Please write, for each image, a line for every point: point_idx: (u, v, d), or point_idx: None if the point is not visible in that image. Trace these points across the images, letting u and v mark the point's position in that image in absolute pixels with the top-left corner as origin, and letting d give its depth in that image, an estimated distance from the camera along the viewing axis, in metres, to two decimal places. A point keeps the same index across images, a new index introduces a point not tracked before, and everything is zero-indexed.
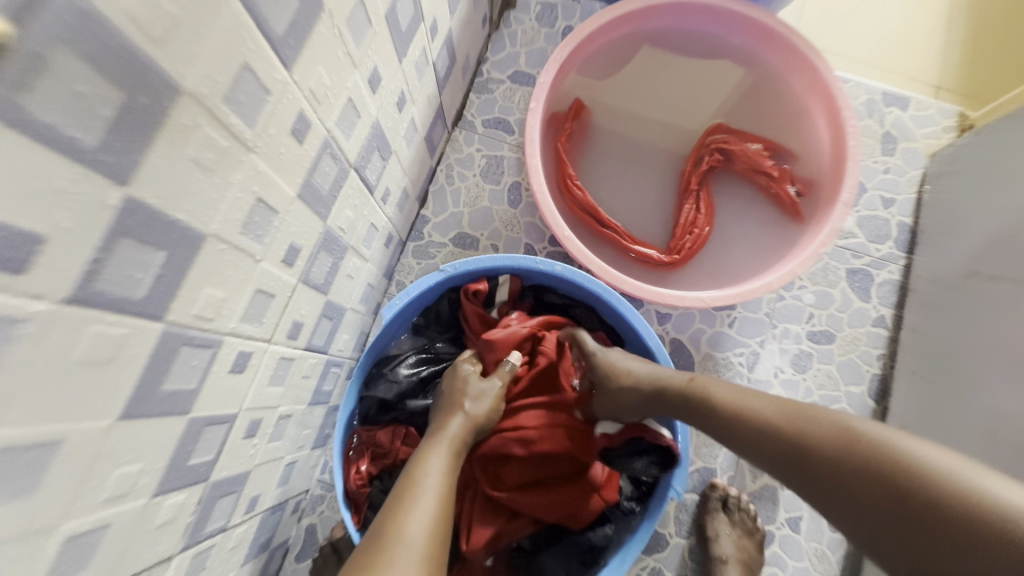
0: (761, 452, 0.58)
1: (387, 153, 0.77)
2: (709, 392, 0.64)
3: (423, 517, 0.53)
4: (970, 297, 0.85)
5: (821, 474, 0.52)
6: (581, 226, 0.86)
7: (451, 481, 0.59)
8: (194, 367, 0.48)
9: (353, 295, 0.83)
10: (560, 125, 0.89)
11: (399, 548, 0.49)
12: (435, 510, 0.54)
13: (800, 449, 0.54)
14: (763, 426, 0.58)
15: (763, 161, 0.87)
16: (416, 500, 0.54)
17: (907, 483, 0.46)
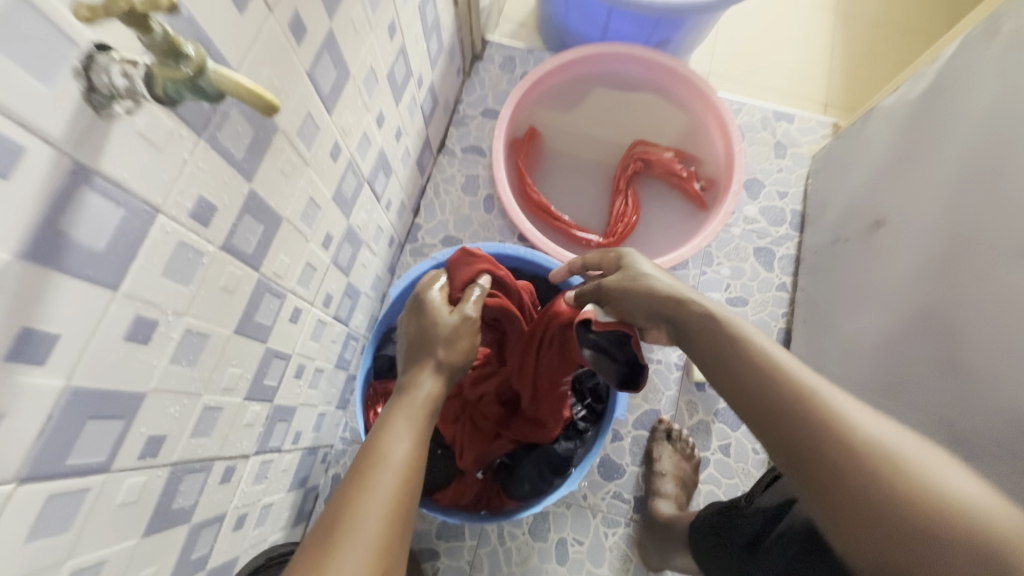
0: (749, 384, 0.54)
1: (389, 172, 1.03)
2: (766, 363, 0.54)
3: (390, 483, 0.50)
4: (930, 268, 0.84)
5: (803, 412, 0.50)
6: (539, 221, 1.13)
7: (419, 451, 0.55)
8: (271, 309, 0.72)
9: (367, 281, 1.08)
10: (519, 146, 1.17)
11: (353, 531, 0.46)
12: (401, 476, 0.51)
13: (790, 389, 0.51)
14: (774, 364, 0.53)
15: (674, 166, 1.14)
16: (373, 482, 0.50)
17: (917, 494, 0.45)
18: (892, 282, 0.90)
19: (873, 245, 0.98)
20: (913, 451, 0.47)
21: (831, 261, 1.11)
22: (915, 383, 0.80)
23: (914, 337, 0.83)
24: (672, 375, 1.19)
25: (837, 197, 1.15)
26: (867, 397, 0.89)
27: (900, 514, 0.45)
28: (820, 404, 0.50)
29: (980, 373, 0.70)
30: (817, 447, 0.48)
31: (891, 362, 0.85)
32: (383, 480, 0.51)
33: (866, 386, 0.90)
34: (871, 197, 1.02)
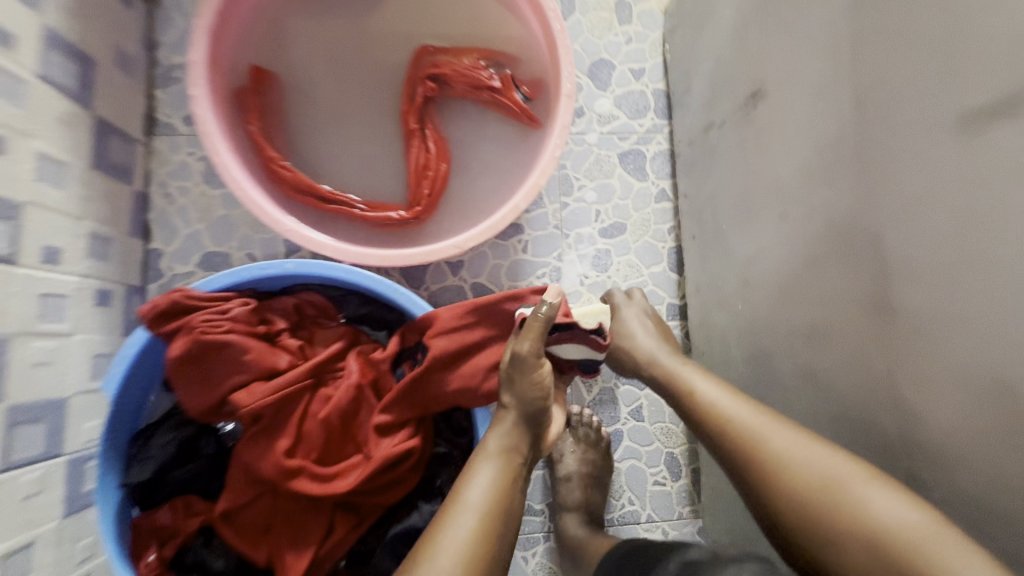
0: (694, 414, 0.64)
1: (12, 209, 0.62)
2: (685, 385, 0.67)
3: (474, 521, 0.53)
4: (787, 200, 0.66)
5: (721, 438, 0.60)
6: (310, 209, 0.76)
7: (500, 493, 0.56)
8: None
9: (72, 379, 0.71)
10: (245, 100, 0.75)
11: None
12: (484, 520, 0.53)
13: (721, 420, 0.60)
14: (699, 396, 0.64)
15: (479, 74, 0.78)
16: (460, 517, 0.53)
17: (812, 490, 0.51)
18: (782, 182, 0.64)
19: (753, 128, 0.70)
20: (857, 480, 0.49)
21: (710, 155, 0.84)
22: (834, 327, 0.57)
23: (823, 265, 0.58)
24: None
25: (700, 63, 0.86)
26: (780, 343, 0.66)
27: (807, 518, 0.51)
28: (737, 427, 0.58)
29: (920, 316, 0.47)
30: (737, 465, 0.58)
31: (798, 295, 0.62)
32: (466, 518, 0.53)
33: (777, 329, 0.66)
34: (741, 60, 0.72)
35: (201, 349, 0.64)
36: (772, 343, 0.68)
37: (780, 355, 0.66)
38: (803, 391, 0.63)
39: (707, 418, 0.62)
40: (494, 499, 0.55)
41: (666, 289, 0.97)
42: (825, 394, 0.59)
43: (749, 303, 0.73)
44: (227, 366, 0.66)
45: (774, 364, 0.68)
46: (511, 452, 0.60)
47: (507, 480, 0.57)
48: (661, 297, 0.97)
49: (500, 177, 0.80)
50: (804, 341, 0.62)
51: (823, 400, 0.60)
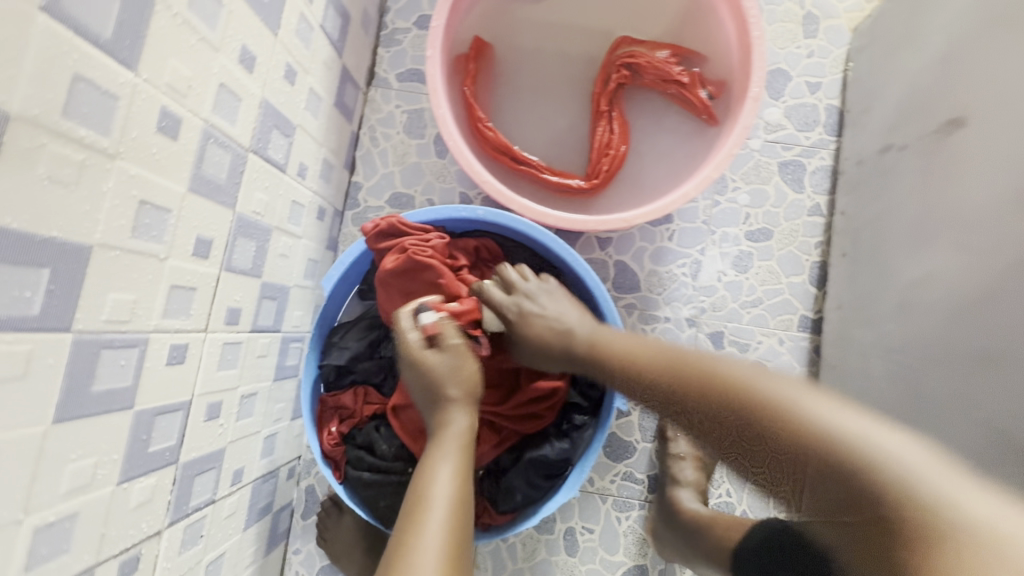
0: (687, 381, 0.62)
1: (290, 130, 0.76)
2: (692, 363, 0.64)
3: (438, 544, 0.59)
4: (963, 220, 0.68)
5: (691, 380, 0.62)
6: (500, 167, 0.87)
7: (461, 491, 0.64)
8: (124, 366, 0.52)
9: (295, 273, 0.87)
10: (463, 66, 0.87)
11: (421, 557, 0.57)
12: (445, 554, 0.58)
13: (703, 376, 0.62)
14: (682, 364, 0.64)
15: (671, 69, 0.86)
16: (426, 522, 0.60)
17: (867, 483, 0.45)
18: (980, 211, 0.66)
19: (947, 154, 0.72)
20: (828, 407, 0.53)
21: (882, 177, 0.86)
22: (1008, 355, 0.59)
23: (1002, 295, 0.61)
24: (683, 334, 1.00)
25: (889, 84, 0.87)
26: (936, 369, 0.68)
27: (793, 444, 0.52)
28: (733, 381, 0.59)
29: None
30: (718, 405, 0.59)
31: (959, 319, 0.66)
32: (427, 538, 0.59)
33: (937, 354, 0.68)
34: (943, 88, 0.74)
35: (410, 265, 0.77)
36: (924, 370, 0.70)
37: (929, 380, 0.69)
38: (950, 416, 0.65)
39: (723, 385, 0.59)
40: (452, 532, 0.61)
41: (802, 301, 0.99)
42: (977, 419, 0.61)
43: (908, 326, 0.74)
44: (423, 285, 0.78)
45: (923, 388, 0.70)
46: (461, 447, 0.67)
47: (459, 493, 0.64)
48: (796, 307, 0.99)
49: (670, 166, 0.87)
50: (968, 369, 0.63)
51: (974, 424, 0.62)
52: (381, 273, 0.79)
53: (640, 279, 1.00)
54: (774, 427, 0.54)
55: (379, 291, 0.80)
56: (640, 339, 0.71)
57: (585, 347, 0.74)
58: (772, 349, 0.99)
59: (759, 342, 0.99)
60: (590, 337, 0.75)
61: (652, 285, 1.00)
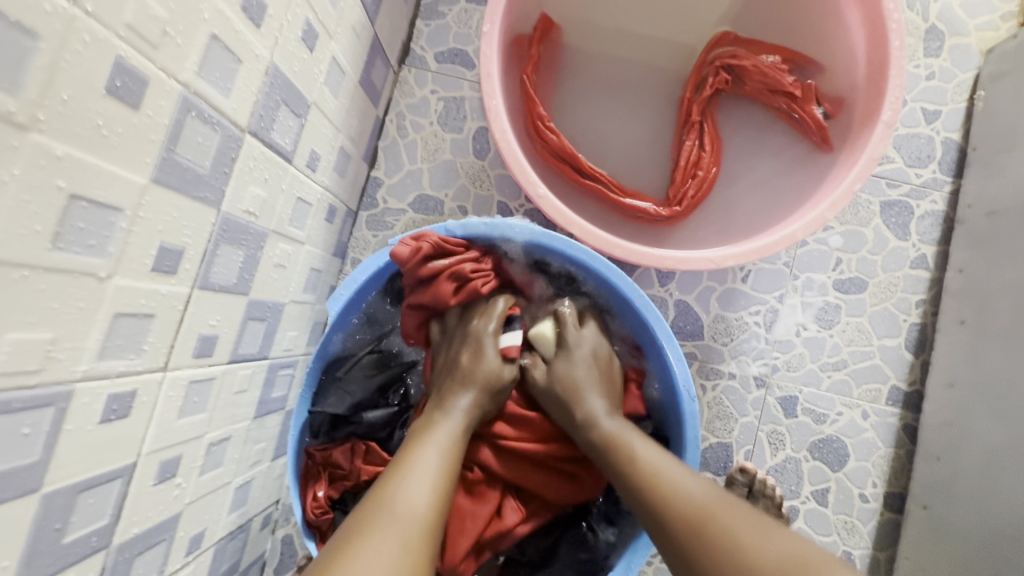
0: (667, 519, 0.52)
1: (303, 109, 0.59)
2: (692, 499, 0.52)
3: (409, 527, 0.46)
4: None
5: (689, 518, 0.50)
6: (560, 179, 0.71)
7: (444, 486, 0.52)
8: (29, 433, 0.36)
9: (292, 286, 0.70)
10: (525, 50, 0.71)
11: (386, 513, 0.47)
12: (427, 515, 0.48)
13: (686, 512, 0.51)
14: (677, 491, 0.53)
15: (782, 77, 0.69)
16: (422, 452, 0.54)
17: None
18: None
19: None
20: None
21: None
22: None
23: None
24: (749, 395, 0.83)
25: None
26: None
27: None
28: (702, 521, 0.50)
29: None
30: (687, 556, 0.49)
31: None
32: (417, 484, 0.50)
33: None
34: None
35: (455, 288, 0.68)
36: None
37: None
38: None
39: (694, 528, 0.50)
40: (438, 493, 0.51)
41: (895, 369, 0.83)
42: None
43: None
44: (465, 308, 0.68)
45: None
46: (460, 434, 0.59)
47: (451, 466, 0.54)
48: (886, 376, 0.83)
49: (768, 197, 0.71)
50: None
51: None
52: (406, 284, 0.69)
53: (703, 325, 0.83)
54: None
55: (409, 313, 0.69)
56: (629, 439, 0.60)
57: (596, 438, 0.62)
58: (853, 422, 0.83)
59: (839, 414, 0.83)
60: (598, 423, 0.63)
61: (718, 333, 0.83)
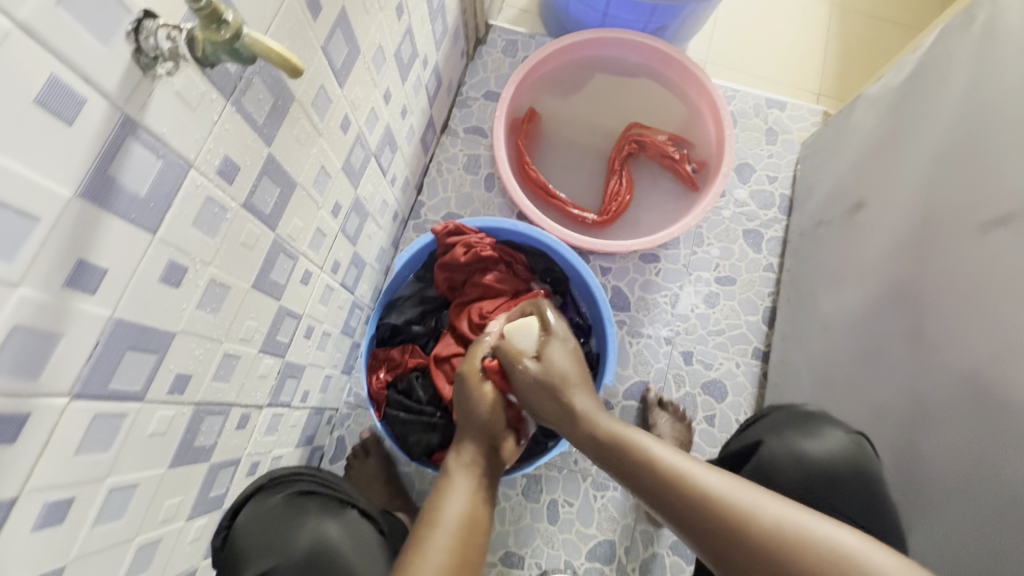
0: (657, 485, 0.64)
1: (394, 148, 1.07)
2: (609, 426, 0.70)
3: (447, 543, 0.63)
4: (842, 270, 1.06)
5: (604, 444, 0.70)
6: (537, 199, 1.19)
7: (472, 508, 0.68)
8: (284, 269, 0.78)
9: (371, 253, 1.13)
10: (519, 126, 1.23)
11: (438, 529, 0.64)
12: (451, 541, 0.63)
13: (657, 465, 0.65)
14: (653, 457, 0.65)
15: (667, 148, 1.20)
16: (446, 503, 0.67)
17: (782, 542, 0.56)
18: (879, 258, 0.96)
19: (852, 225, 1.06)
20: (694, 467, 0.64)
21: (815, 242, 1.17)
22: (886, 353, 0.88)
23: (884, 313, 0.91)
24: (660, 349, 1.25)
25: (822, 180, 1.22)
26: (841, 367, 0.98)
27: (742, 552, 0.57)
28: (657, 465, 0.65)
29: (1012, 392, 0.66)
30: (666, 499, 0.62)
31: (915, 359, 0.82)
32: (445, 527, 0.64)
33: (841, 358, 0.99)
34: (852, 182, 1.10)
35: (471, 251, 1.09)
36: (833, 366, 1.00)
37: (837, 374, 0.99)
38: (855, 397, 0.93)
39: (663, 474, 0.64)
40: (466, 509, 0.67)
41: (756, 336, 1.25)
42: (868, 398, 0.90)
43: (832, 343, 1.03)
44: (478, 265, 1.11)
45: (833, 381, 0.99)
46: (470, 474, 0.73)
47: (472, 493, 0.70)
48: (751, 340, 1.25)
49: (662, 215, 1.21)
50: (864, 364, 0.93)
51: (864, 401, 0.90)
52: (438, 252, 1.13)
53: (630, 302, 1.27)
54: (713, 524, 0.59)
55: (440, 267, 1.11)
56: (613, 425, 0.71)
57: (572, 424, 0.73)
58: (730, 370, 1.24)
59: (720, 363, 1.24)
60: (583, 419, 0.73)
61: (640, 307, 1.26)
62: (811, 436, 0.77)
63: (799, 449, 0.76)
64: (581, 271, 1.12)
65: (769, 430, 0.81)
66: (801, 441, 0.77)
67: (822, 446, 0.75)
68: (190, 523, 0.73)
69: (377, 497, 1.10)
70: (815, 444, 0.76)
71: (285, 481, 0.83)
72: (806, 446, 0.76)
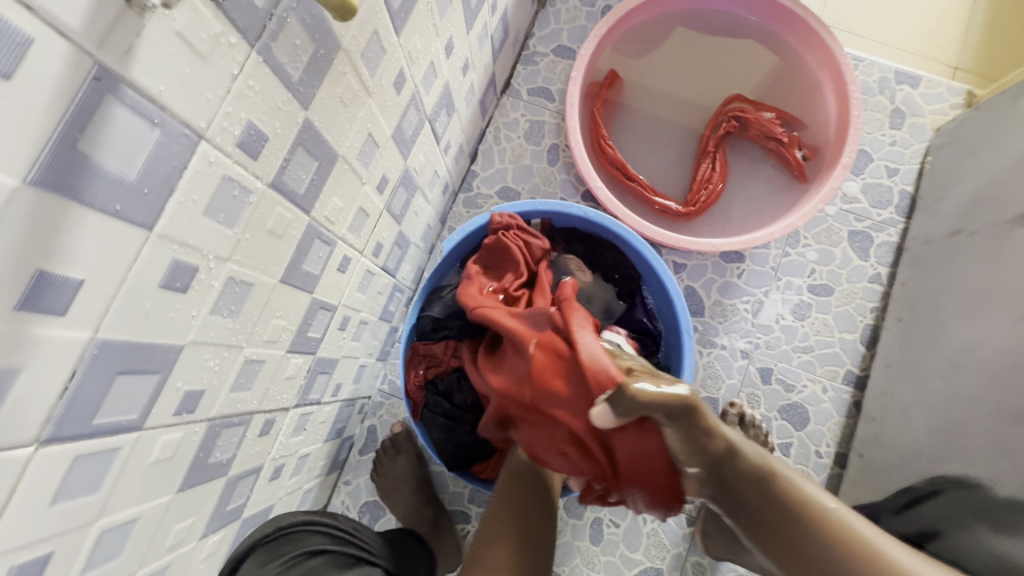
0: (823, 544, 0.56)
1: (451, 111, 0.91)
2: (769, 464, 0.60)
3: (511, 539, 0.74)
4: (992, 295, 0.87)
5: (762, 479, 0.59)
6: (611, 179, 1.02)
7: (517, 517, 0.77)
8: (320, 257, 0.65)
9: (417, 231, 0.99)
10: (596, 91, 1.04)
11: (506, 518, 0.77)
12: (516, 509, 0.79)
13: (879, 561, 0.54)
14: (820, 510, 0.58)
15: (774, 128, 1.01)
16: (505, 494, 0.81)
17: None
18: None
19: (1010, 243, 0.86)
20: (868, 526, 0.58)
21: (949, 257, 0.98)
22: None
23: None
24: (735, 363, 1.09)
25: (964, 180, 1.00)
26: (980, 420, 0.80)
27: None
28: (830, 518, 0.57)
29: None
30: None
31: None
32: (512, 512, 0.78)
33: (982, 408, 0.80)
34: (1016, 188, 0.89)
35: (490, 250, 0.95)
36: (969, 417, 0.82)
37: (974, 428, 0.81)
38: (997, 460, 0.75)
39: None
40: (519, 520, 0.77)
41: (850, 357, 1.08)
42: (1019, 466, 0.71)
43: (966, 384, 0.85)
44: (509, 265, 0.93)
45: (966, 435, 0.81)
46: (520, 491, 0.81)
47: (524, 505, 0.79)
48: (843, 361, 1.08)
49: (760, 210, 1.03)
50: (1015, 419, 0.75)
51: (1012, 468, 0.72)
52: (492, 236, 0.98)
53: (705, 306, 1.10)
54: None
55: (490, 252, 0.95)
56: (785, 471, 0.60)
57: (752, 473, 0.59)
58: (815, 394, 1.07)
59: (804, 386, 1.08)
60: (741, 463, 0.59)
61: (715, 314, 1.10)
62: (1008, 532, 0.67)
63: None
64: (658, 271, 0.96)
65: (930, 504, 0.78)
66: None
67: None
68: (204, 541, 0.64)
69: (401, 502, 1.01)
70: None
71: (288, 537, 0.69)
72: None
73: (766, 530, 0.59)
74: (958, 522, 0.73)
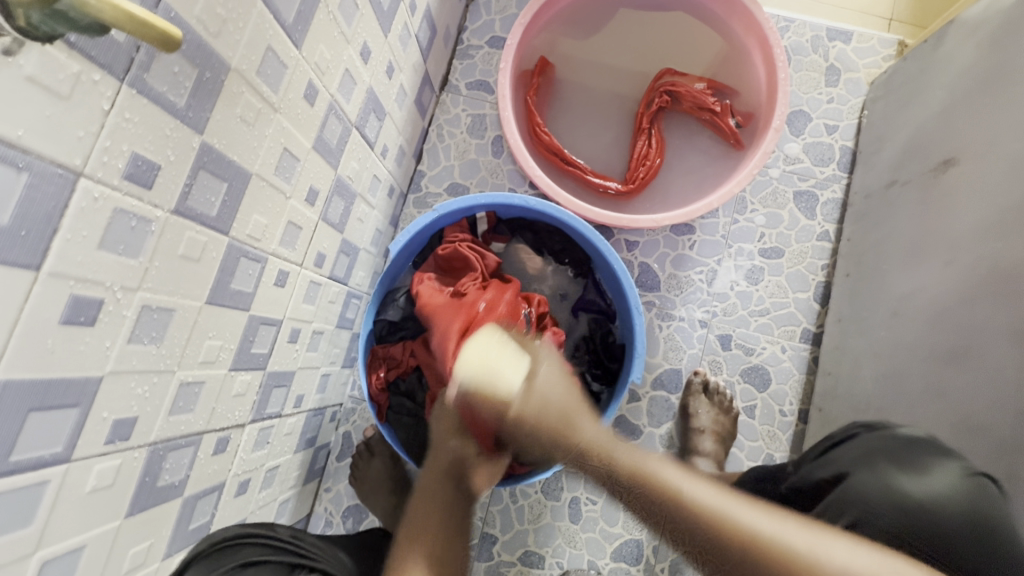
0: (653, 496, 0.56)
1: (382, 115, 0.92)
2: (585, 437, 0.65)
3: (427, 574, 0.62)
4: (927, 239, 0.88)
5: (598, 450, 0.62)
6: (551, 166, 1.04)
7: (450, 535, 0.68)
8: (250, 275, 0.66)
9: (365, 237, 1.00)
10: (528, 80, 1.05)
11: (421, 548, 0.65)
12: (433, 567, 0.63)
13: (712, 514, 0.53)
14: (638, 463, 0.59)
15: (706, 98, 1.01)
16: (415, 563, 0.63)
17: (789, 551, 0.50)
18: (972, 232, 0.79)
19: (938, 189, 0.88)
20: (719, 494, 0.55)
21: (886, 208, 1.00)
22: (980, 352, 0.72)
23: (978, 303, 0.74)
24: (694, 333, 1.11)
25: (898, 130, 1.02)
26: (917, 364, 0.82)
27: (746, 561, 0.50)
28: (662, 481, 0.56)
29: None
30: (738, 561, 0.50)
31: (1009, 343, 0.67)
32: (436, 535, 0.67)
33: (922, 352, 0.82)
34: (942, 133, 0.90)
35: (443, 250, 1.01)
36: (909, 361, 0.84)
37: (913, 371, 0.83)
38: (934, 401, 0.77)
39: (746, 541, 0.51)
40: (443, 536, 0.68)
41: (806, 315, 1.10)
42: (953, 405, 0.74)
43: (906, 331, 0.87)
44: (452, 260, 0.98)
45: (907, 379, 0.83)
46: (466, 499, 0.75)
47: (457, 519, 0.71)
48: (799, 320, 1.10)
49: (700, 181, 1.04)
50: (948, 360, 0.77)
51: (948, 408, 0.74)
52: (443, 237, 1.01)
53: (660, 281, 1.12)
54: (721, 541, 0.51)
55: (441, 254, 0.99)
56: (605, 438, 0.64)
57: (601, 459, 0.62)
58: (775, 354, 1.09)
59: (763, 348, 1.10)
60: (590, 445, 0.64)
61: (671, 287, 1.11)
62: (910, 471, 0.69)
63: (899, 489, 0.67)
64: (605, 252, 0.97)
65: (846, 446, 0.77)
66: (898, 476, 0.68)
67: (925, 486, 0.67)
68: (168, 560, 0.66)
69: (380, 504, 1.03)
70: (916, 484, 0.67)
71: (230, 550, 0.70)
72: (908, 484, 0.67)
73: (635, 503, 0.59)
74: (860, 458, 0.73)
